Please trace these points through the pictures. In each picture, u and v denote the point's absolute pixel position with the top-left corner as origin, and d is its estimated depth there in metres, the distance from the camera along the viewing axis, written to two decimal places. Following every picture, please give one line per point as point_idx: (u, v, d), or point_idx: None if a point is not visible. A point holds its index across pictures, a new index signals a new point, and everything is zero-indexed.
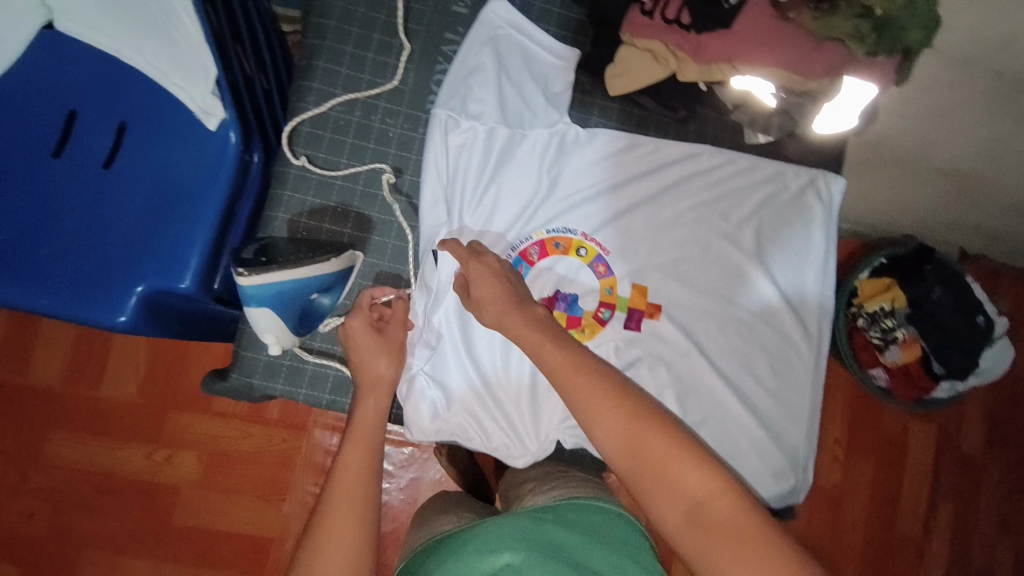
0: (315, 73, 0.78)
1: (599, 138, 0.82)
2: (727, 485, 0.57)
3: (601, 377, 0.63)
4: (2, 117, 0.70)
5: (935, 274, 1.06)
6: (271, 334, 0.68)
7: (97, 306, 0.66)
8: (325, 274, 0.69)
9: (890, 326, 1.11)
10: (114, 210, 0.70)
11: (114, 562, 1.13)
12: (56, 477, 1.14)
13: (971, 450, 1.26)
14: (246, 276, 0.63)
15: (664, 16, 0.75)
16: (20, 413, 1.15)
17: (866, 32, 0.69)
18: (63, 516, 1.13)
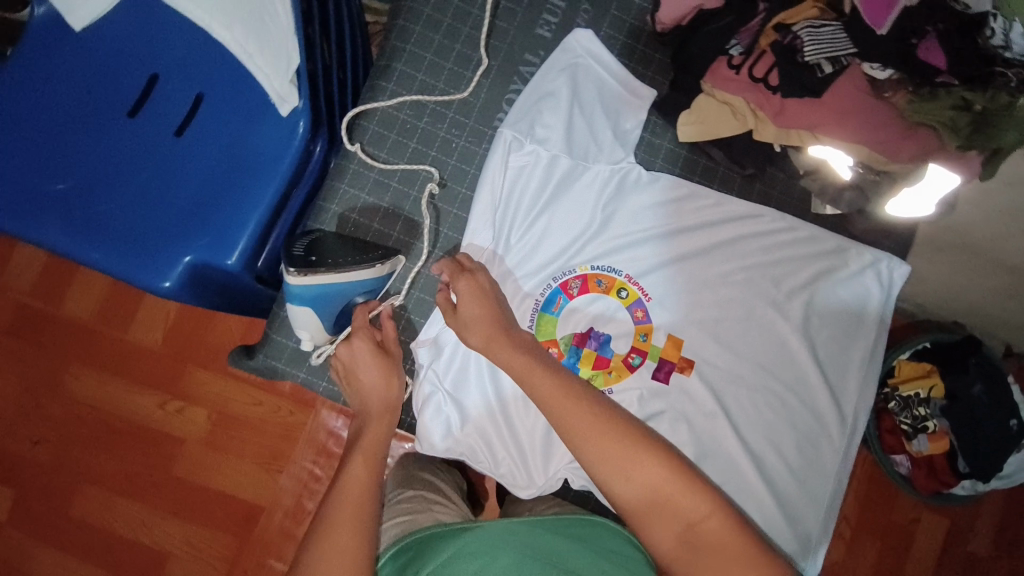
0: (392, 74, 0.79)
1: (660, 182, 0.81)
2: (720, 507, 0.59)
3: (586, 399, 0.62)
4: (90, 70, 0.72)
5: (980, 370, 1.02)
6: (306, 331, 0.71)
7: (144, 268, 0.67)
8: (369, 279, 0.70)
9: (922, 414, 1.04)
10: (177, 176, 0.72)
11: (111, 501, 1.15)
12: (72, 408, 1.17)
13: (985, 557, 1.18)
14: (295, 275, 0.65)
15: (752, 74, 0.73)
16: (51, 341, 1.18)
17: (963, 124, 0.66)
18: (72, 447, 1.16)
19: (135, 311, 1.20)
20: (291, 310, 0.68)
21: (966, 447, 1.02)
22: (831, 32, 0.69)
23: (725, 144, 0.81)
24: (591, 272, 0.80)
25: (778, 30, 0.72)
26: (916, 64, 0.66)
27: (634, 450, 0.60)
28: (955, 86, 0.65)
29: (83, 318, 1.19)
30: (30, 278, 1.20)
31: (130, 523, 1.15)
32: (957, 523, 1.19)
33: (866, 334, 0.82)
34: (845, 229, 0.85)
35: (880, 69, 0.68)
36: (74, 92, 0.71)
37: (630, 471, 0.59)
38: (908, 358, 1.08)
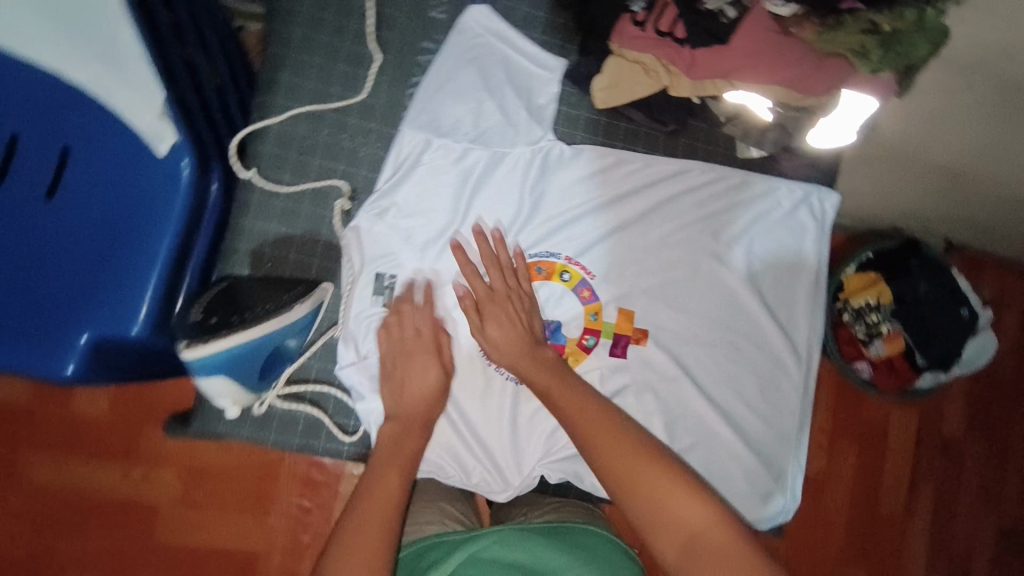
0: (279, 88, 0.72)
1: (583, 155, 0.78)
2: (722, 514, 0.56)
3: (604, 411, 0.63)
4: None
5: (921, 269, 1.04)
6: (228, 398, 0.65)
7: (42, 358, 0.61)
8: (288, 322, 0.64)
9: (874, 321, 1.06)
10: (60, 245, 0.65)
11: None
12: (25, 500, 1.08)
13: (954, 434, 1.23)
14: (194, 348, 0.58)
15: (657, 28, 0.70)
16: None
17: (872, 49, 0.60)
18: (38, 539, 1.07)
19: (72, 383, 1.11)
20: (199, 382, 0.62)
21: (919, 342, 1.03)
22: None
23: (643, 104, 0.78)
24: (530, 261, 0.77)
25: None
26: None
27: (640, 460, 0.59)
28: (864, 9, 0.59)
29: (11, 402, 1.08)
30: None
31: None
32: (926, 414, 1.23)
33: (811, 266, 0.82)
34: (774, 167, 0.85)
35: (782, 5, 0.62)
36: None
37: (638, 479, 0.58)
38: (853, 271, 1.07)
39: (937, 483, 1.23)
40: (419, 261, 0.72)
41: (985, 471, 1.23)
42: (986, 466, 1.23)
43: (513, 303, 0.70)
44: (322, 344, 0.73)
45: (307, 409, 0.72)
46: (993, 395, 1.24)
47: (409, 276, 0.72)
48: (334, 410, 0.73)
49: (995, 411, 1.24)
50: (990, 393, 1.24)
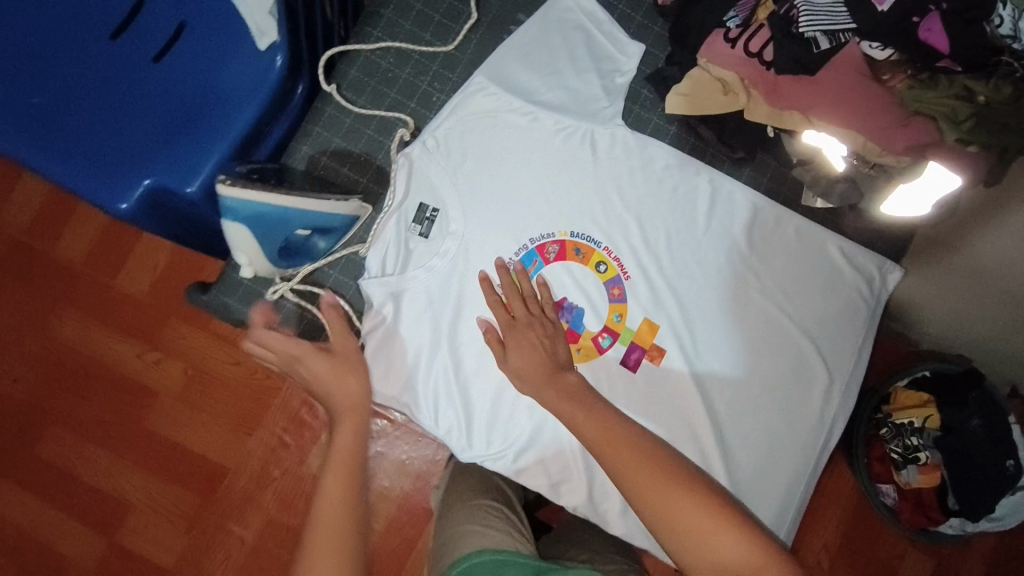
0: (378, 22, 0.76)
1: (648, 148, 0.77)
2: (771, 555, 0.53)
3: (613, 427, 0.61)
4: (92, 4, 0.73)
5: (978, 405, 0.90)
6: (245, 254, 0.68)
7: (107, 187, 0.67)
8: (342, 213, 0.72)
9: (914, 443, 0.93)
10: (148, 108, 0.71)
11: (94, 456, 1.22)
12: (80, 371, 1.25)
13: None
14: (231, 186, 0.64)
15: (747, 48, 0.69)
16: (110, 318, 1.25)
17: (963, 116, 0.61)
18: (57, 400, 1.23)
19: (125, 262, 1.27)
20: (228, 229, 0.66)
21: (956, 481, 0.91)
22: (830, 3, 0.63)
23: (717, 125, 0.77)
24: (572, 238, 0.77)
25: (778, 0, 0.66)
26: (916, 45, 0.60)
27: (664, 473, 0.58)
28: (959, 73, 0.60)
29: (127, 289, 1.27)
30: (9, 249, 1.27)
31: (110, 479, 1.22)
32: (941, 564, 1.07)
33: (858, 332, 0.77)
34: (836, 225, 0.81)
35: (880, 49, 0.63)
36: (22, 30, 0.71)
37: (664, 506, 0.56)
38: (904, 386, 0.96)
39: None
40: (459, 206, 0.75)
41: None
42: None
43: (537, 331, 0.70)
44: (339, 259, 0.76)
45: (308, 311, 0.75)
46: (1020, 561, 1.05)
47: (449, 217, 0.75)
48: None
49: None
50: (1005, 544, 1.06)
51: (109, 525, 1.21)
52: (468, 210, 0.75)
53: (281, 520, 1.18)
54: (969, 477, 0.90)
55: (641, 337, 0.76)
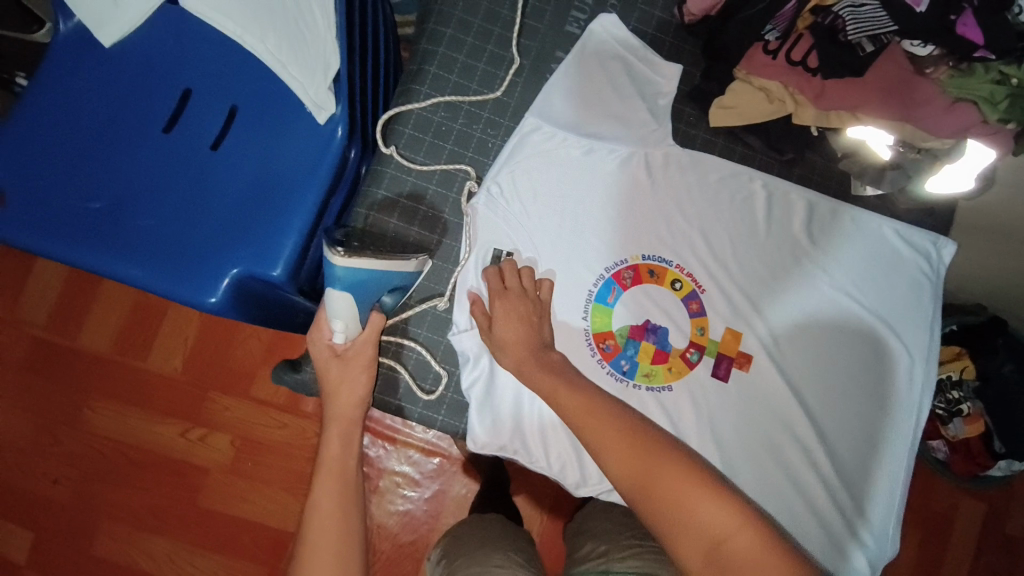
0: (425, 78, 0.77)
1: (700, 163, 0.80)
2: (743, 516, 0.56)
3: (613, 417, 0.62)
4: (136, 99, 0.71)
5: (1009, 351, 0.94)
6: (341, 321, 0.68)
7: (188, 284, 0.65)
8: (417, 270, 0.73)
9: (956, 398, 0.97)
10: (212, 197, 0.69)
11: (133, 538, 1.10)
12: (104, 455, 1.11)
13: (1019, 535, 1.10)
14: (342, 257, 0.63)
15: (790, 57, 0.73)
16: (140, 397, 1.12)
17: (1002, 98, 0.65)
18: (88, 486, 1.10)
19: (154, 335, 1.14)
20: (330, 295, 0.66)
21: (1002, 427, 0.95)
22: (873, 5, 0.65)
23: (761, 130, 0.80)
24: (644, 261, 0.79)
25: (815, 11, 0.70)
26: (953, 41, 0.63)
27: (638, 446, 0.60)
28: (994, 60, 0.65)
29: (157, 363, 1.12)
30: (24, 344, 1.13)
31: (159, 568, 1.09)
32: (994, 508, 1.11)
33: (926, 307, 0.80)
34: (889, 208, 0.85)
35: (921, 46, 0.66)
36: (71, 136, 0.69)
37: (653, 481, 0.58)
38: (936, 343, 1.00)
39: None
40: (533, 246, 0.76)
41: None
42: None
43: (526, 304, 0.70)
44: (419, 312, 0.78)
45: (406, 374, 0.77)
46: None
47: (524, 258, 0.76)
48: (416, 372, 0.78)
49: None
50: None
51: None
52: (541, 249, 0.76)
53: None
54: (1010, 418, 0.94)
55: (727, 344, 0.78)
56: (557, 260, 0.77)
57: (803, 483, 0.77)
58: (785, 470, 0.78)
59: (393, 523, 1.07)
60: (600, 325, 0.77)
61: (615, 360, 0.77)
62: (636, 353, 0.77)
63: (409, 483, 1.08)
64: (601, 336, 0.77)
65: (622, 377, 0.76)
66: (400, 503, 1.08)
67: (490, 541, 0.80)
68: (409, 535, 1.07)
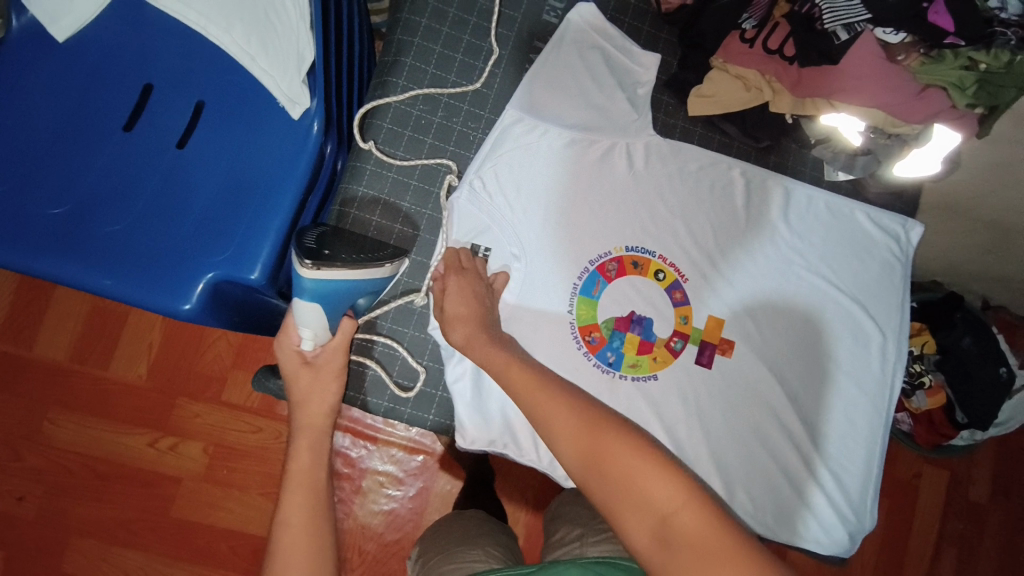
0: (401, 70, 0.75)
1: (679, 152, 0.80)
2: (690, 491, 0.53)
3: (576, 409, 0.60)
4: (92, 94, 0.66)
5: (966, 324, 0.96)
6: (309, 329, 0.66)
7: (160, 290, 0.62)
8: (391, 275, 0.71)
9: (917, 371, 1.01)
10: (181, 197, 0.66)
11: (102, 553, 1.05)
12: (67, 469, 1.06)
13: (978, 499, 1.17)
14: (309, 268, 0.61)
15: (767, 45, 0.74)
16: (104, 408, 1.07)
17: (969, 83, 0.68)
18: (51, 501, 1.05)
19: (117, 343, 1.09)
20: (297, 306, 0.64)
21: (962, 398, 0.97)
22: None
23: (739, 118, 0.81)
24: (627, 253, 0.79)
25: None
26: (927, 29, 0.66)
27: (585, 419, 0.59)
28: (962, 47, 0.67)
29: (121, 371, 1.08)
30: None
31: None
32: (955, 475, 1.16)
33: (897, 287, 0.83)
34: (860, 193, 0.88)
35: (893, 34, 0.68)
36: (22, 134, 0.64)
37: (602, 458, 0.55)
38: None
39: (961, 546, 1.16)
40: (517, 241, 0.75)
41: (1006, 534, 1.17)
42: (1008, 529, 1.17)
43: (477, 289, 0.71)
44: (397, 308, 0.76)
45: (374, 367, 0.75)
46: (1015, 458, 1.18)
47: (508, 253, 0.75)
48: (398, 372, 0.77)
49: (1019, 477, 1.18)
50: (1005, 449, 1.18)
51: None
52: (525, 242, 0.75)
53: None
54: (968, 391, 0.97)
55: (710, 333, 0.79)
56: (542, 254, 0.76)
57: (785, 464, 0.79)
58: (768, 451, 0.79)
59: (376, 523, 1.06)
60: (585, 317, 0.77)
61: (601, 352, 0.77)
62: (621, 345, 0.77)
63: (393, 482, 1.06)
64: (587, 329, 0.77)
65: (609, 368, 0.77)
66: (384, 502, 1.07)
67: (469, 537, 0.79)
68: (393, 534, 1.06)
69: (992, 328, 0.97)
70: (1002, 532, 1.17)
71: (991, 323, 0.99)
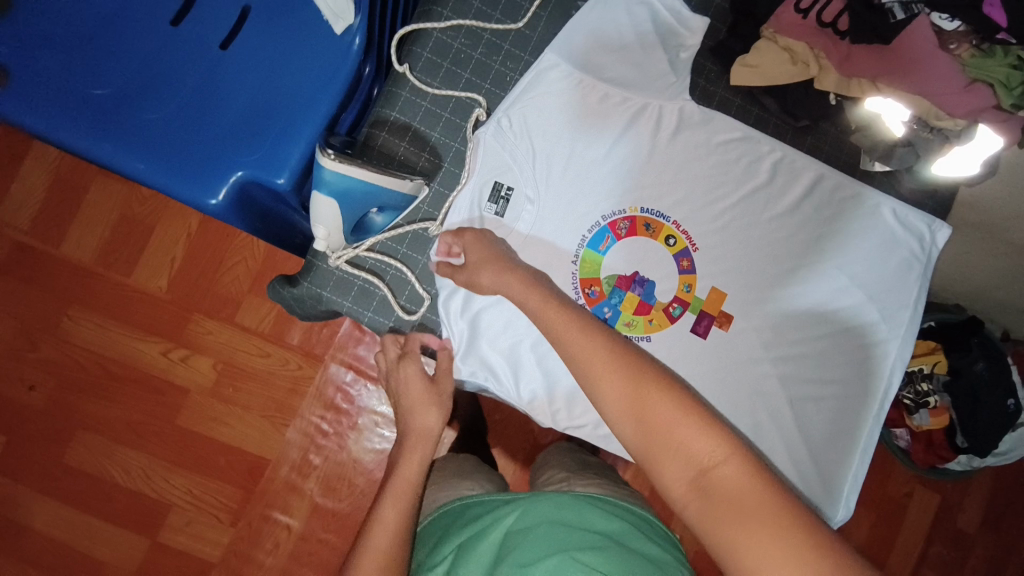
0: (447, 1, 0.77)
1: (714, 121, 0.79)
2: (731, 446, 0.52)
3: (600, 334, 0.60)
4: None
5: (982, 349, 0.95)
6: (324, 227, 0.69)
7: (191, 183, 0.64)
8: (401, 194, 0.72)
9: (924, 390, 0.99)
10: (218, 97, 0.67)
11: (109, 450, 1.10)
12: (85, 367, 1.10)
13: (965, 526, 1.16)
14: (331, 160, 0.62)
15: (820, 18, 0.72)
16: (124, 313, 1.11)
17: (1016, 83, 0.67)
18: (67, 394, 1.10)
19: (142, 252, 1.11)
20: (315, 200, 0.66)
21: (965, 424, 0.97)
22: None
23: (779, 95, 0.80)
24: (642, 214, 0.79)
25: None
26: (979, 19, 0.65)
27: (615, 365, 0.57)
28: (1013, 44, 0.66)
29: (144, 280, 1.11)
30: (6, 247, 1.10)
31: (134, 482, 1.10)
32: (946, 500, 1.16)
33: (912, 287, 0.81)
34: (892, 188, 0.85)
35: (948, 20, 0.67)
36: (75, 17, 0.66)
37: (664, 429, 0.53)
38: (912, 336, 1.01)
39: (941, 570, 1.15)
40: (534, 186, 0.76)
41: (989, 565, 1.16)
42: (992, 561, 1.16)
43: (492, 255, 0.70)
44: (404, 233, 0.78)
45: (383, 289, 0.77)
46: (1011, 492, 1.16)
47: (524, 197, 0.76)
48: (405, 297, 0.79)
49: (1012, 512, 1.16)
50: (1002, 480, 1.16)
51: (146, 532, 1.09)
52: (543, 189, 0.76)
53: (326, 512, 1.09)
54: (972, 415, 0.96)
55: (713, 303, 0.79)
56: (559, 203, 0.77)
57: (773, 450, 0.80)
58: (758, 435, 0.80)
59: (369, 459, 1.09)
60: (588, 271, 0.77)
61: (598, 307, 0.78)
62: (619, 303, 0.78)
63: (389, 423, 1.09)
64: (588, 282, 0.77)
65: (602, 323, 0.78)
66: (379, 441, 1.10)
67: (465, 472, 0.80)
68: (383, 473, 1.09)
69: (1009, 359, 0.97)
70: (986, 562, 1.16)
71: (1009, 355, 0.98)
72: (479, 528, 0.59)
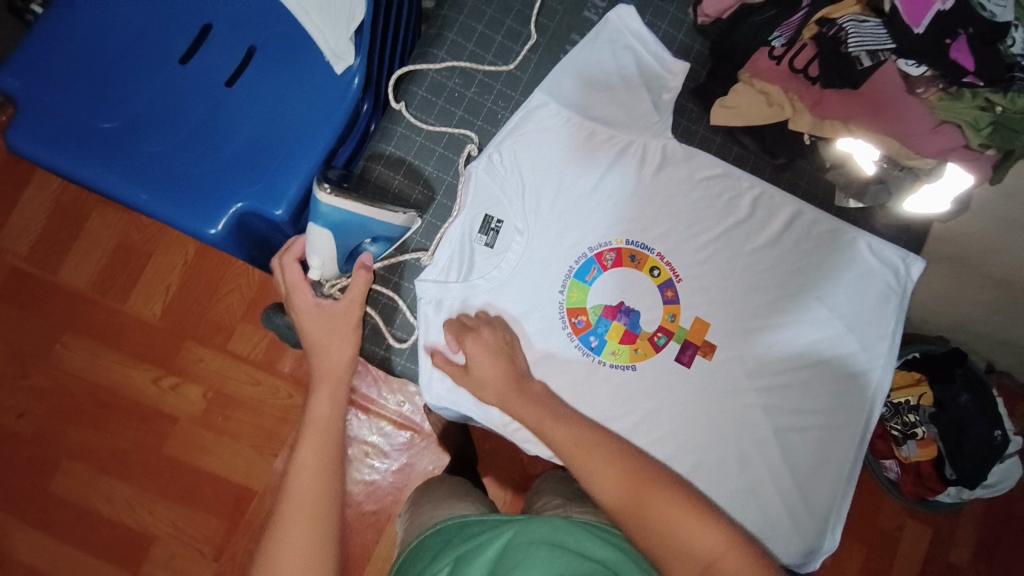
0: (443, 43, 0.82)
1: (695, 158, 0.83)
2: (733, 539, 0.57)
3: (598, 440, 0.66)
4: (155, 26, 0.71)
5: (965, 381, 0.97)
6: (319, 257, 0.70)
7: (191, 212, 0.67)
8: (398, 226, 0.75)
9: (912, 421, 1.01)
10: (222, 130, 0.70)
11: (94, 479, 1.09)
12: (74, 394, 1.10)
13: (958, 560, 1.15)
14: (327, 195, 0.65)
15: (792, 65, 0.76)
16: (117, 339, 1.11)
17: (984, 124, 0.69)
18: (54, 422, 1.09)
19: (138, 280, 1.12)
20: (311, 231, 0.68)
21: (951, 451, 0.97)
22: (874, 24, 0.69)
23: (756, 135, 0.85)
24: (627, 246, 0.82)
25: (821, 23, 0.73)
26: (947, 64, 0.67)
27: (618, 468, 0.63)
28: (981, 88, 0.68)
29: (138, 306, 1.12)
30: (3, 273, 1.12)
31: (117, 513, 1.08)
32: (936, 532, 1.16)
33: (890, 317, 0.84)
34: (868, 224, 0.90)
35: (915, 66, 0.69)
36: (89, 55, 0.69)
37: (666, 526, 0.58)
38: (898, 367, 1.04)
39: None
40: (524, 218, 0.79)
41: None
42: None
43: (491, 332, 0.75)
44: (400, 262, 0.81)
45: (375, 316, 0.80)
46: (1001, 526, 1.16)
47: (514, 229, 0.79)
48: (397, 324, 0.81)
49: (1004, 547, 1.16)
50: (992, 513, 1.16)
51: (127, 565, 1.07)
52: (532, 221, 0.79)
53: None
54: (957, 446, 0.97)
55: (698, 333, 0.81)
56: (548, 234, 0.80)
57: (759, 479, 0.81)
58: (744, 465, 0.81)
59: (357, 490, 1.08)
60: (575, 301, 0.80)
61: (584, 336, 0.80)
62: (605, 332, 0.80)
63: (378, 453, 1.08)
64: (575, 311, 0.80)
65: (590, 352, 0.80)
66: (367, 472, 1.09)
67: (461, 493, 0.80)
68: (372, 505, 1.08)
69: (992, 391, 0.98)
70: None
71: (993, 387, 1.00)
72: (478, 542, 0.59)
